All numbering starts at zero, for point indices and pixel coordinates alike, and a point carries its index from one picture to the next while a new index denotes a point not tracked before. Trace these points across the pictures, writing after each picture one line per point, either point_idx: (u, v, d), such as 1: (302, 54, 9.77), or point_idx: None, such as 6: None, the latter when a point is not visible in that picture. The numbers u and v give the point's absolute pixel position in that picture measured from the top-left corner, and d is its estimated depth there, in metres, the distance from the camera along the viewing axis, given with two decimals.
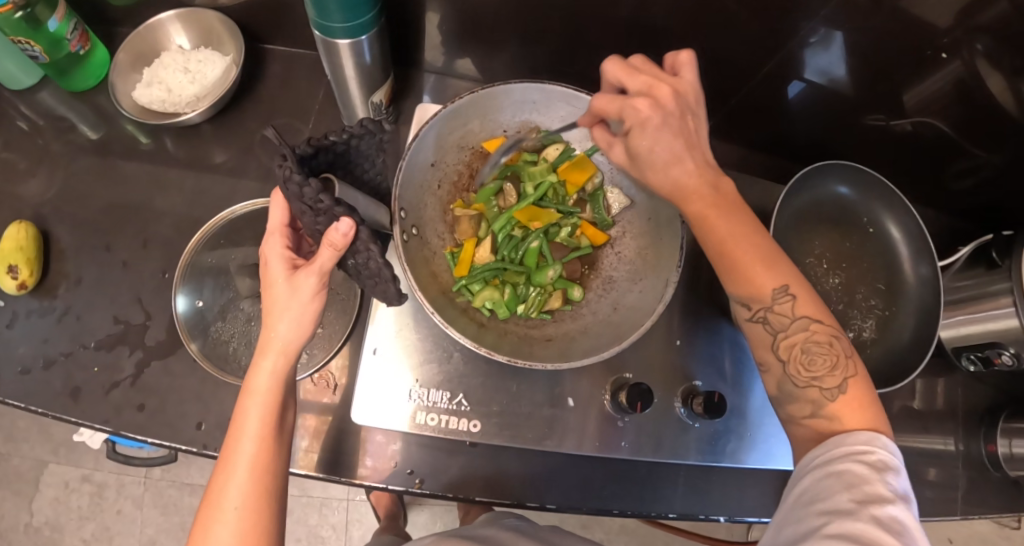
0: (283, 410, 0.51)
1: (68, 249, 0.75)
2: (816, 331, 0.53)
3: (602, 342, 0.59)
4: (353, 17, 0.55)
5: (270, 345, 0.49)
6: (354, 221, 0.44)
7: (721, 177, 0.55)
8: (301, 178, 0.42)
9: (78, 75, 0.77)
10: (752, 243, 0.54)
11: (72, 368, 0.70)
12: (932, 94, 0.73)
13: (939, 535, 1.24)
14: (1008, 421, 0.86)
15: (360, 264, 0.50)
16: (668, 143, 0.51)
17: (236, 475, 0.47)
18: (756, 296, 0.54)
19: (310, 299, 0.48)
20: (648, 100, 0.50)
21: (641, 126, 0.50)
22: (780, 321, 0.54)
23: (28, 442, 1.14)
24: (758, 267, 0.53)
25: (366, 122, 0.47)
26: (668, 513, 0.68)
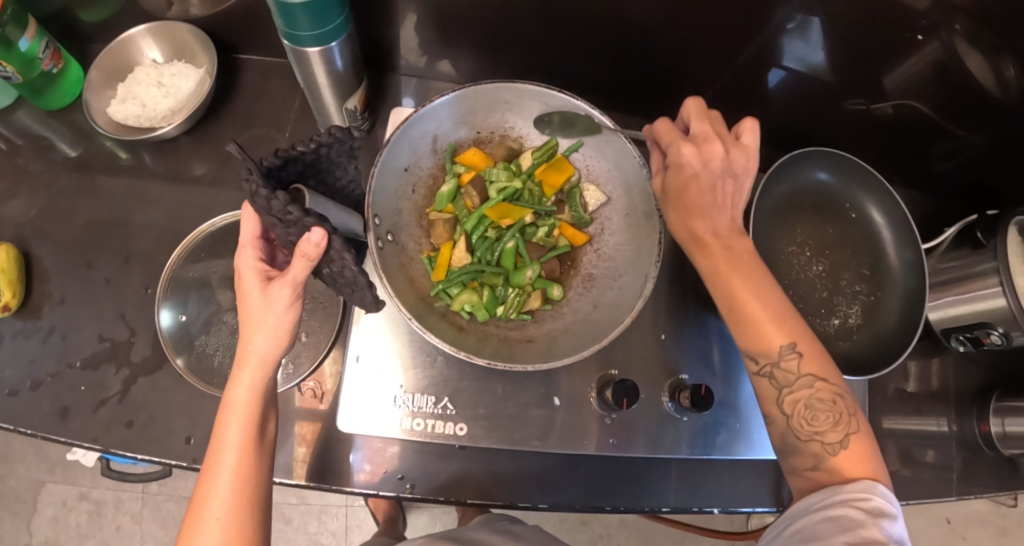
0: (264, 421, 0.51)
1: (51, 268, 0.74)
2: (821, 390, 0.54)
3: (583, 340, 0.59)
4: (321, 25, 0.55)
5: (247, 358, 0.49)
6: (326, 230, 0.44)
7: (745, 239, 0.57)
8: (268, 192, 0.42)
9: (53, 93, 0.77)
10: (764, 300, 0.56)
11: (59, 388, 0.70)
12: (912, 76, 0.73)
13: (938, 514, 1.25)
14: (1000, 400, 0.86)
15: (335, 273, 0.50)
16: (704, 187, 0.54)
17: (218, 486, 0.47)
18: (763, 350, 0.55)
19: (284, 311, 0.48)
20: (694, 153, 0.53)
21: (682, 167, 0.54)
22: (786, 379, 0.55)
23: (24, 463, 1.14)
24: (771, 323, 0.55)
25: (334, 131, 0.46)
26: (661, 507, 0.68)
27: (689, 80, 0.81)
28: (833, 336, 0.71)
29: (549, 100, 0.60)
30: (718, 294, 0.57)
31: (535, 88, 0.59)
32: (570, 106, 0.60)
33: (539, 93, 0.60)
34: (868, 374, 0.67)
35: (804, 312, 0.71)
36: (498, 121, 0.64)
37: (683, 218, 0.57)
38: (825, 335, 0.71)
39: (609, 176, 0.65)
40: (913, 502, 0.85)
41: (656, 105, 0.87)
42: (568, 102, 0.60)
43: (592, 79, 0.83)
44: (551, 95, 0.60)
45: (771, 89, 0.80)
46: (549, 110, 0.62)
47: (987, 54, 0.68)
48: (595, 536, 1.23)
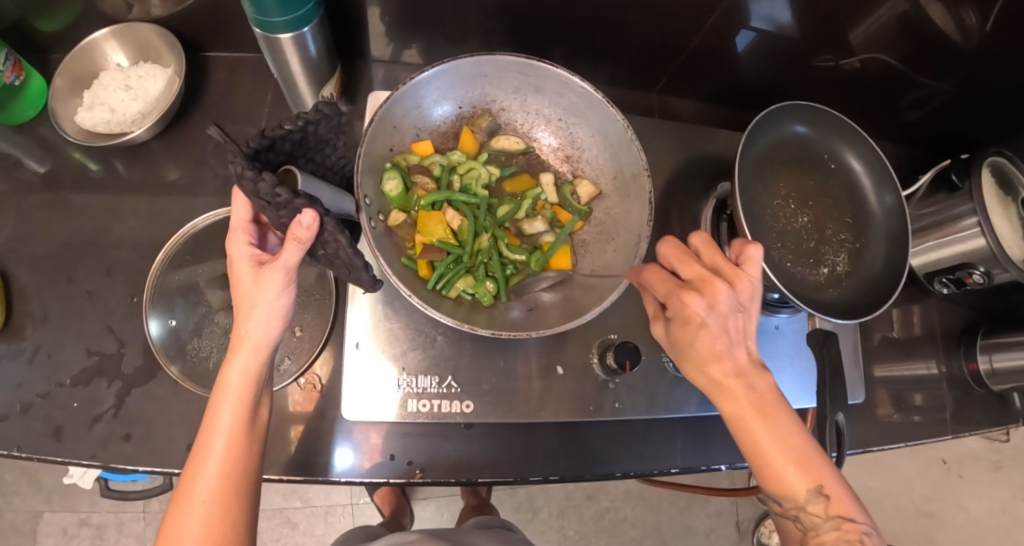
0: (258, 405, 0.50)
1: (30, 287, 0.72)
2: (849, 532, 0.48)
3: (580, 305, 0.59)
4: (291, 10, 0.54)
5: (242, 343, 0.48)
6: (317, 212, 0.43)
7: (762, 375, 0.50)
8: (255, 173, 0.41)
9: (16, 107, 0.75)
10: (789, 444, 0.49)
11: (50, 407, 0.68)
12: (877, 28, 0.74)
13: (933, 457, 1.28)
14: (986, 337, 0.88)
15: (330, 254, 0.50)
16: (712, 342, 0.49)
17: (206, 470, 0.46)
18: (789, 495, 0.49)
19: (277, 296, 0.48)
20: (700, 309, 0.49)
21: (684, 321, 0.50)
22: (812, 522, 0.49)
23: (18, 495, 1.11)
24: (795, 468, 0.48)
25: (321, 107, 0.46)
26: (670, 468, 0.69)
27: (661, 47, 0.81)
28: (823, 284, 0.72)
29: (528, 71, 0.60)
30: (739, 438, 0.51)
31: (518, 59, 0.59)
32: (551, 75, 0.60)
33: (520, 64, 0.59)
34: (860, 317, 0.69)
35: (794, 263, 0.72)
36: (479, 95, 0.64)
37: (698, 371, 0.51)
38: (815, 285, 0.72)
39: (592, 142, 0.65)
40: (910, 444, 0.87)
41: (631, 74, 0.87)
42: (548, 71, 0.59)
43: (564, 52, 0.83)
44: (531, 65, 0.59)
45: (741, 50, 0.81)
46: (530, 81, 0.62)
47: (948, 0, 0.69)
48: (602, 509, 1.24)
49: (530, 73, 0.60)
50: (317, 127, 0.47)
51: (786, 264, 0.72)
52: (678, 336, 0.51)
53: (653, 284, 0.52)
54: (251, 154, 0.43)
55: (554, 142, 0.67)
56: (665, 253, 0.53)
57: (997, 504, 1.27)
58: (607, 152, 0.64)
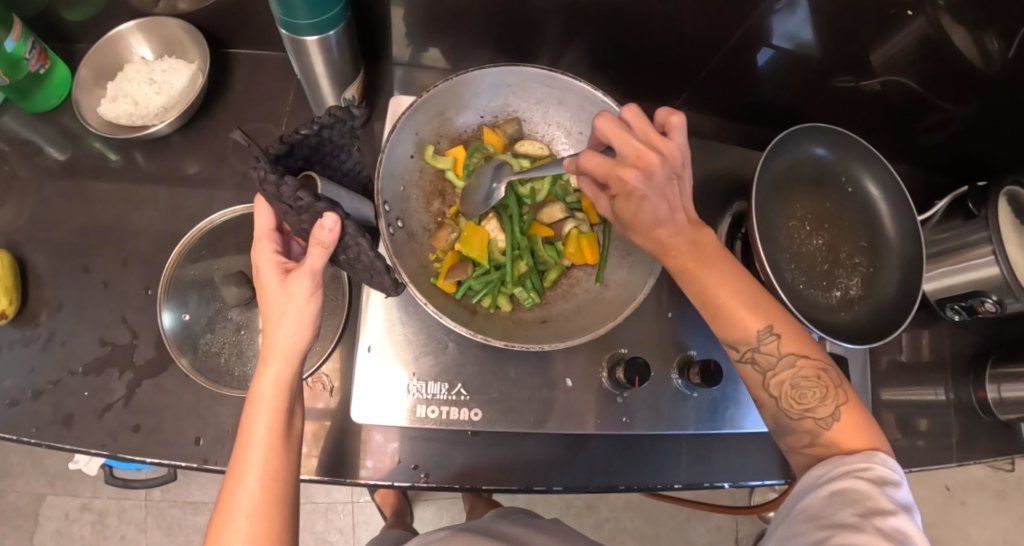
0: (291, 416, 0.50)
1: (46, 274, 0.73)
2: (804, 367, 0.54)
3: (592, 320, 0.59)
4: (319, 13, 0.54)
5: (272, 353, 0.49)
6: (338, 216, 0.43)
7: (702, 230, 0.55)
8: (277, 178, 0.41)
9: (40, 95, 0.76)
10: (735, 290, 0.55)
11: (62, 395, 0.69)
12: (899, 51, 0.74)
13: (936, 483, 1.27)
14: (995, 366, 0.88)
15: (352, 259, 0.50)
16: (651, 210, 0.50)
17: (245, 484, 0.46)
18: (743, 337, 0.55)
19: (305, 302, 0.48)
20: (639, 183, 0.47)
21: (627, 195, 0.49)
22: (768, 361, 0.54)
23: (23, 477, 1.12)
24: (744, 311, 0.54)
25: (335, 111, 0.46)
26: (673, 484, 0.69)
27: (682, 62, 0.81)
28: (835, 308, 0.72)
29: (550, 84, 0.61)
30: (691, 291, 0.56)
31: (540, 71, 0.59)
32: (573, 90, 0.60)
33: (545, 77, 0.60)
34: (871, 343, 0.68)
35: (807, 285, 0.72)
36: (500, 105, 0.64)
37: (642, 235, 0.54)
38: (828, 307, 0.72)
39: None
40: (915, 470, 0.87)
41: (650, 88, 0.88)
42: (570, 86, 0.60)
43: (585, 62, 0.83)
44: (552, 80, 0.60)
45: (762, 68, 0.81)
46: (553, 93, 0.62)
47: (971, 27, 0.69)
48: (601, 519, 1.24)
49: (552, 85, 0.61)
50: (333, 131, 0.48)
51: (799, 286, 0.72)
52: (622, 208, 0.51)
53: (592, 165, 0.48)
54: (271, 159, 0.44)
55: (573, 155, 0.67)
56: (600, 127, 0.48)
57: (998, 533, 1.27)
58: None
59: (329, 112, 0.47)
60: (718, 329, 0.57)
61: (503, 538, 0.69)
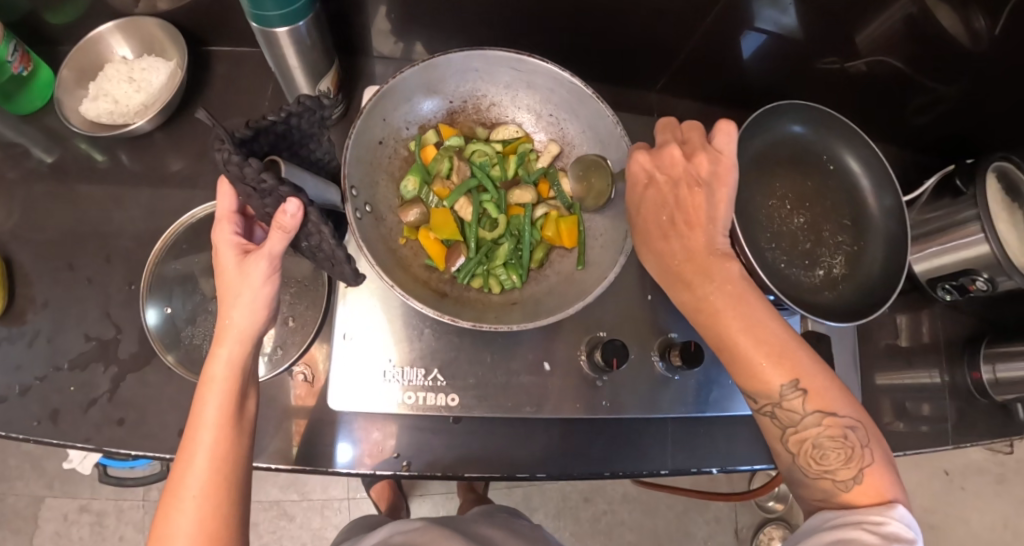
0: (244, 399, 0.51)
1: (32, 273, 0.74)
2: (829, 426, 0.51)
3: (566, 299, 0.59)
4: (286, 4, 0.55)
5: (226, 334, 0.49)
6: (302, 203, 0.44)
7: (727, 265, 0.54)
8: (241, 159, 0.42)
9: (25, 98, 0.77)
10: (755, 339, 0.52)
11: (48, 390, 0.69)
12: (885, 31, 0.74)
13: (937, 468, 1.26)
14: (990, 347, 0.86)
15: (313, 247, 0.50)
16: (653, 199, 0.55)
17: (195, 464, 0.47)
18: (761, 392, 0.52)
19: (262, 284, 0.48)
20: (641, 166, 0.55)
21: (638, 176, 0.56)
22: (790, 418, 0.52)
23: (22, 479, 1.13)
24: (769, 364, 0.51)
25: (303, 99, 0.47)
26: (660, 470, 0.69)
27: (663, 47, 0.81)
28: (819, 287, 0.72)
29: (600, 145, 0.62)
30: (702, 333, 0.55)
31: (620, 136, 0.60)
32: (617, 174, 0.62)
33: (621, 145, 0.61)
34: (856, 320, 0.68)
35: (788, 264, 0.72)
36: (470, 90, 0.63)
37: (654, 246, 0.56)
38: (811, 287, 0.71)
39: (583, 138, 0.64)
40: (910, 453, 0.86)
41: (632, 75, 0.87)
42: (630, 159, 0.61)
43: (565, 51, 0.83)
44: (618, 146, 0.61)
45: (744, 51, 0.80)
46: (520, 76, 0.61)
47: (956, 4, 0.68)
48: (599, 512, 1.24)
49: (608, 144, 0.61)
50: (301, 120, 0.48)
51: (780, 265, 0.71)
52: (632, 200, 0.57)
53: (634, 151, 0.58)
54: (237, 140, 0.44)
55: (545, 138, 0.66)
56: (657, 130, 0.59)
57: (998, 518, 1.25)
58: (598, 148, 0.63)
59: (299, 101, 0.48)
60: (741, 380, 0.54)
61: (473, 538, 0.72)
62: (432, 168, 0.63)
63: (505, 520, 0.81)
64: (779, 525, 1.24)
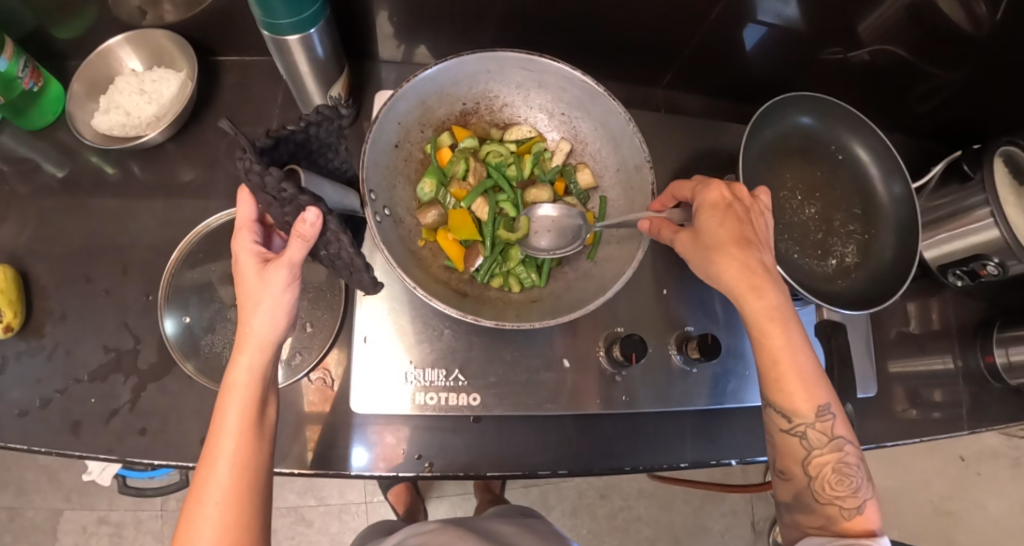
0: (264, 406, 0.51)
1: (49, 287, 0.74)
2: (845, 455, 0.54)
3: (585, 296, 0.59)
4: (298, 11, 0.55)
5: (247, 341, 0.49)
6: (320, 212, 0.44)
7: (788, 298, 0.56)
8: (261, 168, 0.43)
9: (35, 113, 0.78)
10: (802, 363, 0.54)
11: (70, 402, 0.70)
12: (887, 20, 0.74)
13: (952, 454, 1.26)
14: (1002, 330, 0.86)
15: (333, 254, 0.51)
16: (734, 224, 0.56)
17: (217, 471, 0.47)
18: (799, 411, 0.54)
19: (282, 292, 0.49)
20: (723, 192, 0.57)
21: (709, 203, 0.57)
22: (818, 440, 0.54)
23: (39, 493, 1.14)
24: (802, 387, 0.53)
25: (322, 109, 0.48)
26: (680, 463, 0.69)
27: (667, 43, 0.82)
28: (832, 276, 0.72)
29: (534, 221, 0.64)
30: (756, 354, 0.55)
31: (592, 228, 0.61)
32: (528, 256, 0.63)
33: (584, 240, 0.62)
34: (871, 308, 0.68)
35: (801, 255, 0.72)
36: (482, 91, 0.64)
37: (728, 259, 0.54)
38: (824, 276, 0.72)
39: (595, 135, 0.65)
40: (926, 440, 0.86)
41: (637, 72, 0.88)
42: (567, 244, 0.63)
43: (570, 50, 0.83)
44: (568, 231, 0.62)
45: (749, 44, 0.81)
46: (531, 76, 0.62)
47: None
48: (615, 508, 1.24)
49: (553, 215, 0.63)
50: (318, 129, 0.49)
51: (793, 256, 0.72)
52: (705, 219, 0.56)
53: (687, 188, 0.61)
54: (255, 148, 0.45)
55: (558, 137, 0.67)
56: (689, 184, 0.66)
57: (1015, 502, 1.25)
58: (612, 145, 0.64)
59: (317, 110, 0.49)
60: (770, 400, 0.55)
61: (489, 538, 0.71)
62: (447, 169, 0.63)
63: (519, 519, 0.81)
64: None
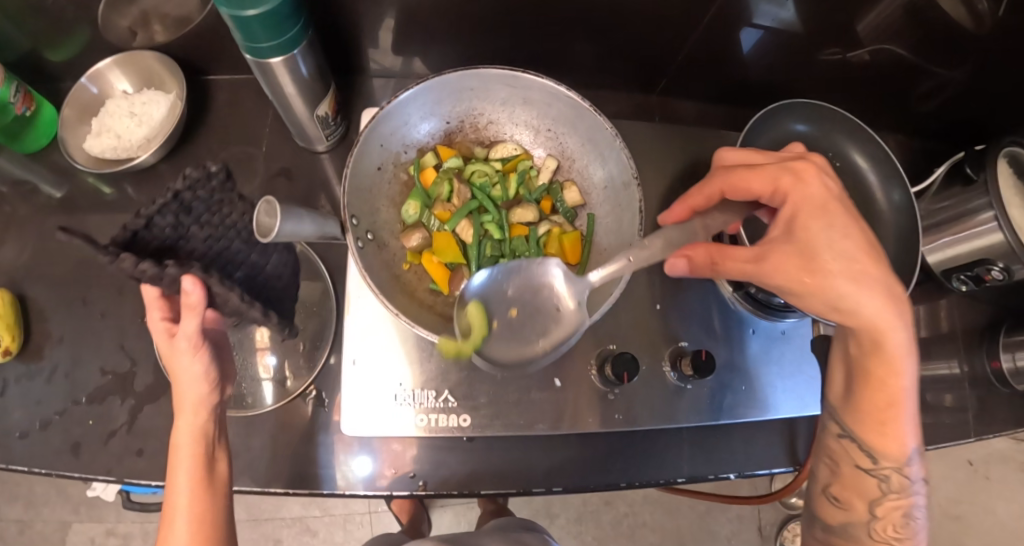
0: (214, 460, 0.52)
1: (47, 309, 0.75)
2: (913, 505, 0.57)
3: (567, 322, 0.58)
4: (280, 34, 0.55)
5: (182, 405, 0.50)
6: (197, 278, 0.45)
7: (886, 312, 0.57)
8: (115, 258, 0.44)
9: (31, 136, 0.78)
10: (904, 408, 0.56)
11: (68, 424, 0.71)
12: (885, 19, 0.73)
13: (961, 457, 1.24)
14: (1010, 335, 0.85)
15: (234, 311, 0.51)
16: (843, 228, 0.53)
17: (177, 528, 0.49)
18: (889, 452, 0.56)
19: (194, 359, 0.49)
20: (822, 189, 0.54)
21: (815, 208, 0.53)
22: (897, 485, 0.57)
23: (48, 505, 1.16)
24: (896, 428, 0.56)
25: (189, 176, 0.49)
26: (676, 478, 0.68)
27: (660, 50, 0.80)
28: None
29: (501, 301, 0.57)
30: (862, 384, 0.57)
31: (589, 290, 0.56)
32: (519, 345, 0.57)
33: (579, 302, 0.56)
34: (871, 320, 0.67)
35: None
36: (465, 109, 0.63)
37: (853, 282, 0.52)
38: None
39: (582, 151, 0.64)
40: (932, 448, 0.84)
41: (631, 80, 0.87)
42: (550, 319, 0.57)
43: (563, 59, 0.82)
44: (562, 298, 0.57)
45: (745, 48, 0.79)
46: (516, 93, 0.61)
47: None
48: (619, 515, 1.24)
49: (517, 270, 0.58)
50: (193, 192, 0.50)
51: None
52: (812, 227, 0.53)
53: (760, 179, 0.57)
54: (122, 240, 0.46)
55: (544, 154, 0.66)
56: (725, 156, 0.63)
57: None
58: (598, 161, 0.63)
59: (185, 178, 0.50)
60: (862, 431, 0.57)
61: None
62: (432, 189, 0.64)
63: (519, 532, 0.81)
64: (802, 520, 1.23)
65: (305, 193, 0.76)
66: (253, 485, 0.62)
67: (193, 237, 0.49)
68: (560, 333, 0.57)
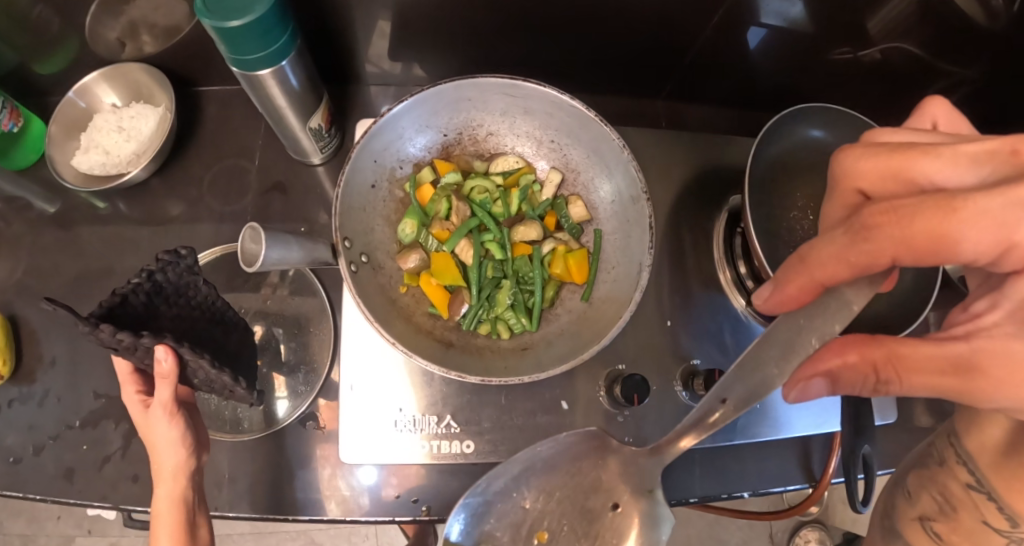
0: (195, 526, 0.54)
1: (38, 330, 0.73)
2: None
3: (568, 350, 0.56)
4: (267, 44, 0.53)
5: (161, 475, 0.53)
6: (169, 346, 0.48)
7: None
8: (94, 328, 0.45)
9: (19, 153, 0.76)
10: None
11: (62, 449, 0.69)
12: (895, 15, 0.68)
13: None
14: None
15: (206, 380, 0.54)
16: None
17: None
18: None
19: (170, 427, 0.53)
20: None
21: None
22: None
23: (51, 520, 1.14)
24: None
25: (162, 258, 0.52)
26: (689, 498, 0.65)
27: (664, 52, 0.78)
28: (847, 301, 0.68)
29: (521, 541, 0.54)
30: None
31: (663, 541, 0.55)
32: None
33: (594, 436, 0.56)
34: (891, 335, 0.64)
35: None
36: (463, 121, 0.61)
37: None
38: None
39: (587, 163, 0.62)
40: None
41: (635, 83, 0.84)
42: (604, 528, 0.55)
43: (565, 64, 0.79)
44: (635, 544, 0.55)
45: (753, 47, 0.76)
46: (515, 103, 0.59)
47: None
48: None
49: (512, 476, 0.55)
50: (165, 273, 0.52)
51: None
52: None
53: (993, 209, 0.35)
54: (100, 313, 0.47)
55: (548, 166, 0.64)
56: (870, 166, 0.40)
57: None
58: (603, 173, 0.60)
59: (157, 260, 0.52)
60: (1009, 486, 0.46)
61: None
62: (430, 208, 0.62)
63: None
64: (815, 528, 1.20)
65: (300, 206, 0.74)
66: (252, 512, 0.60)
67: (163, 316, 0.51)
68: (620, 540, 0.55)
